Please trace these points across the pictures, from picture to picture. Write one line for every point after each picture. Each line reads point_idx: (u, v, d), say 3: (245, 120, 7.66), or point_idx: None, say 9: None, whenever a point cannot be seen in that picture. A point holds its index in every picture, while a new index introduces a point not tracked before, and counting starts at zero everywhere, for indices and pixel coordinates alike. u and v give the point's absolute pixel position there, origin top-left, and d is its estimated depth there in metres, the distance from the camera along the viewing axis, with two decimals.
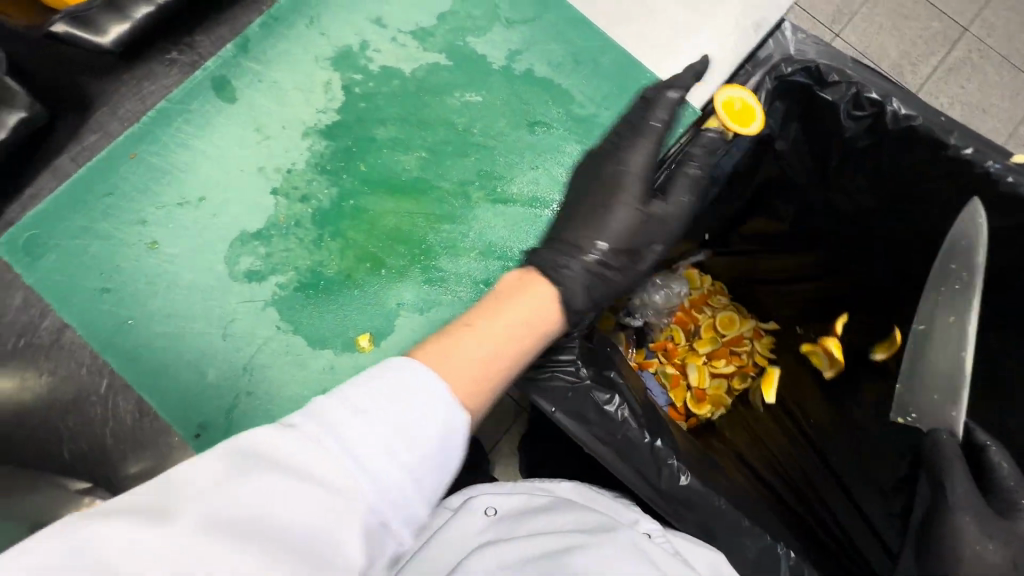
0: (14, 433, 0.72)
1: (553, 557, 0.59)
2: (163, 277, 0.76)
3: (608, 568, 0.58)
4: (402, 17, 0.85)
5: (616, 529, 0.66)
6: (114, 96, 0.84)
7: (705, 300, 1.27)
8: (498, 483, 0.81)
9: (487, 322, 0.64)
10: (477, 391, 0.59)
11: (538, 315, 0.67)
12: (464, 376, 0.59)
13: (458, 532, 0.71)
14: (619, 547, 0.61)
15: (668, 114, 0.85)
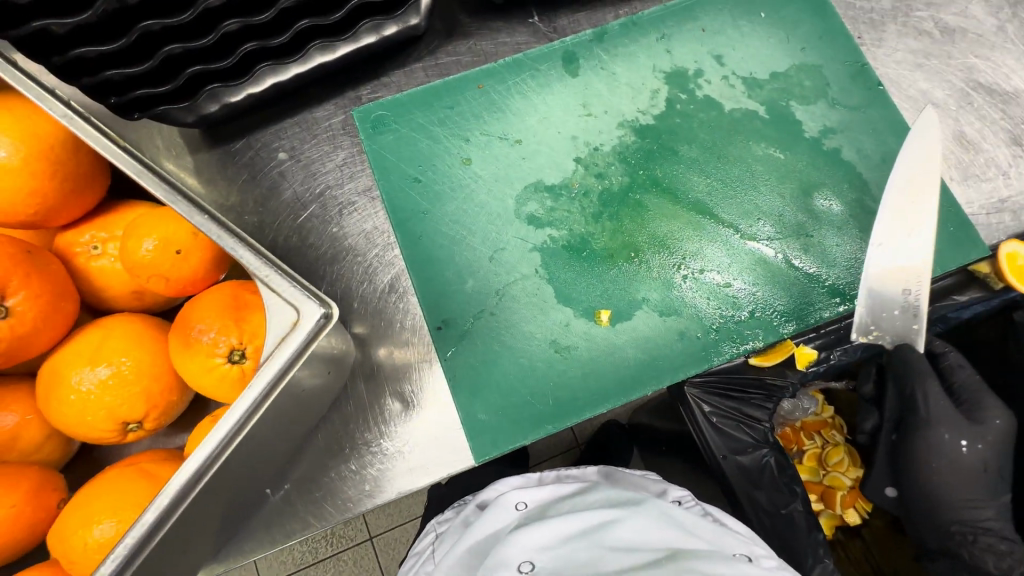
0: (294, 257, 0.91)
1: (587, 538, 0.72)
2: (463, 190, 0.88)
3: (641, 535, 0.72)
4: (741, 63, 0.93)
5: (644, 500, 0.77)
6: (478, 34, 0.97)
7: (820, 428, 1.08)
8: (527, 479, 0.93)
9: None
10: None
11: None
12: None
13: (492, 521, 0.83)
14: (651, 518, 0.74)
15: (955, 241, 0.87)
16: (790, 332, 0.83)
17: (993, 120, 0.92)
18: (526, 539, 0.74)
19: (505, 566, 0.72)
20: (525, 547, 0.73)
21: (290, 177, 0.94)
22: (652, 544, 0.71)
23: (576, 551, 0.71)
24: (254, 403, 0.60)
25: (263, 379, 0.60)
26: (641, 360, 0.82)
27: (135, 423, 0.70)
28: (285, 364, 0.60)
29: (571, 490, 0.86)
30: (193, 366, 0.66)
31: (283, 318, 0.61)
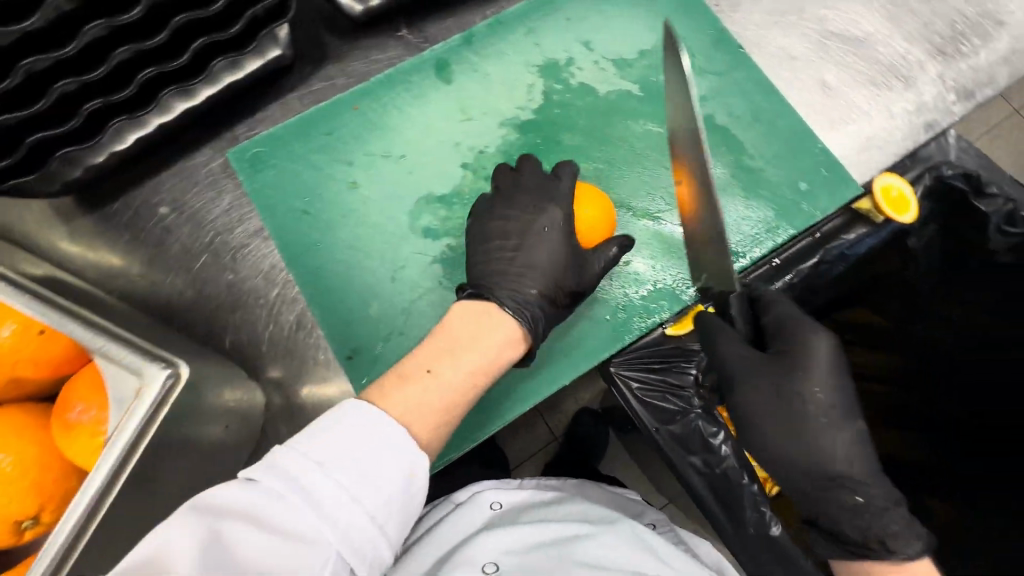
0: (192, 311, 0.88)
1: (561, 548, 0.78)
2: (355, 213, 0.87)
3: (611, 550, 0.80)
4: (609, 45, 0.95)
5: (619, 520, 0.85)
6: (348, 54, 0.96)
7: None
8: (504, 481, 0.95)
9: (471, 346, 0.68)
10: (436, 419, 0.62)
11: (504, 342, 0.71)
12: (421, 410, 0.62)
13: (467, 519, 0.87)
14: (622, 539, 0.82)
15: (829, 184, 0.91)
16: (692, 299, 0.87)
17: (850, 64, 0.97)
18: (494, 542, 0.79)
19: (471, 564, 0.76)
20: (492, 549, 0.79)
21: (175, 231, 0.90)
22: (621, 565, 0.78)
23: (542, 558, 0.77)
24: (101, 488, 0.54)
25: (106, 463, 0.54)
26: (554, 349, 0.86)
27: (30, 520, 0.65)
28: (140, 428, 0.56)
29: (549, 498, 0.92)
30: (77, 448, 0.64)
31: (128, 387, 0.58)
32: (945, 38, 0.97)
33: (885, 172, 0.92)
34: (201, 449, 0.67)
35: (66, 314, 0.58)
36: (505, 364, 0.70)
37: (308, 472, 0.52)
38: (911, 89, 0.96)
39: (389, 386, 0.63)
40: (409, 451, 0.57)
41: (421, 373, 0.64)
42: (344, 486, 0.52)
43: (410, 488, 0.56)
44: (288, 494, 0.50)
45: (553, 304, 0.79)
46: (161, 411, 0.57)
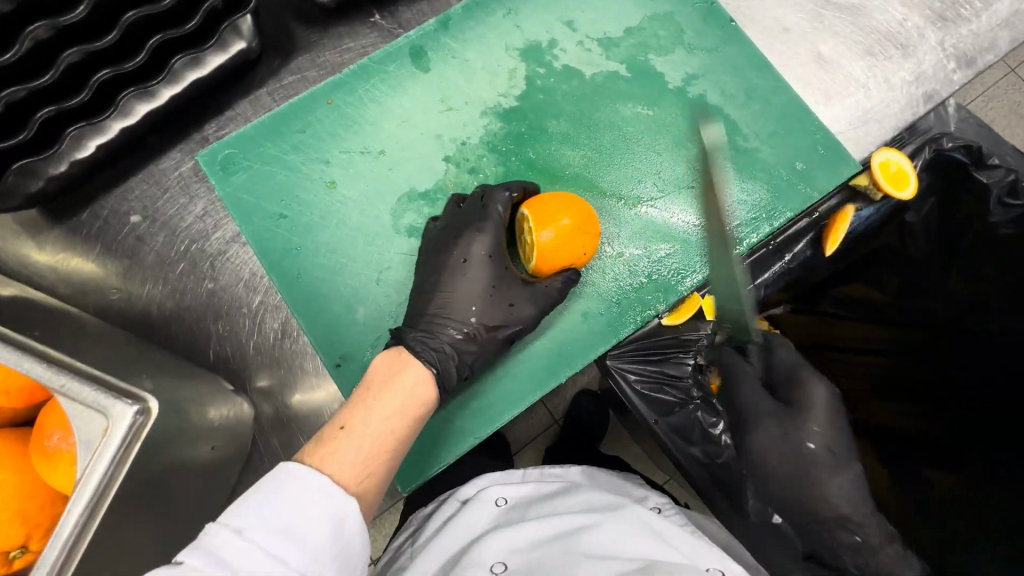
0: (172, 323, 0.85)
1: (566, 542, 0.75)
2: (335, 214, 0.84)
3: (614, 544, 0.74)
4: (593, 24, 0.90)
5: (624, 505, 0.79)
6: (317, 45, 0.91)
7: None
8: (507, 473, 0.92)
9: (385, 394, 0.66)
10: (367, 472, 0.60)
11: (421, 386, 0.68)
12: (347, 468, 0.59)
13: (470, 519, 0.84)
14: (628, 524, 0.77)
15: (827, 162, 0.87)
16: (690, 288, 0.84)
17: (846, 34, 0.91)
18: (502, 541, 0.77)
19: (481, 566, 0.74)
20: (501, 548, 0.77)
21: (148, 241, 0.86)
22: (629, 552, 0.73)
23: (549, 555, 0.74)
24: (77, 529, 0.51)
25: (81, 499, 0.51)
26: (548, 348, 0.83)
27: (18, 549, 0.62)
28: (109, 472, 0.52)
29: (551, 488, 0.88)
30: (57, 476, 0.61)
31: (95, 428, 0.53)
32: (945, 4, 0.92)
33: (884, 146, 0.89)
34: (189, 470, 0.66)
35: (20, 351, 0.54)
36: (425, 405, 0.67)
37: (232, 544, 0.49)
38: (910, 57, 0.91)
39: (306, 453, 0.60)
40: (329, 504, 0.54)
41: (335, 432, 0.61)
42: (271, 550, 0.49)
43: (337, 541, 0.53)
44: (212, 568, 0.47)
45: (469, 338, 0.76)
46: (133, 448, 0.53)
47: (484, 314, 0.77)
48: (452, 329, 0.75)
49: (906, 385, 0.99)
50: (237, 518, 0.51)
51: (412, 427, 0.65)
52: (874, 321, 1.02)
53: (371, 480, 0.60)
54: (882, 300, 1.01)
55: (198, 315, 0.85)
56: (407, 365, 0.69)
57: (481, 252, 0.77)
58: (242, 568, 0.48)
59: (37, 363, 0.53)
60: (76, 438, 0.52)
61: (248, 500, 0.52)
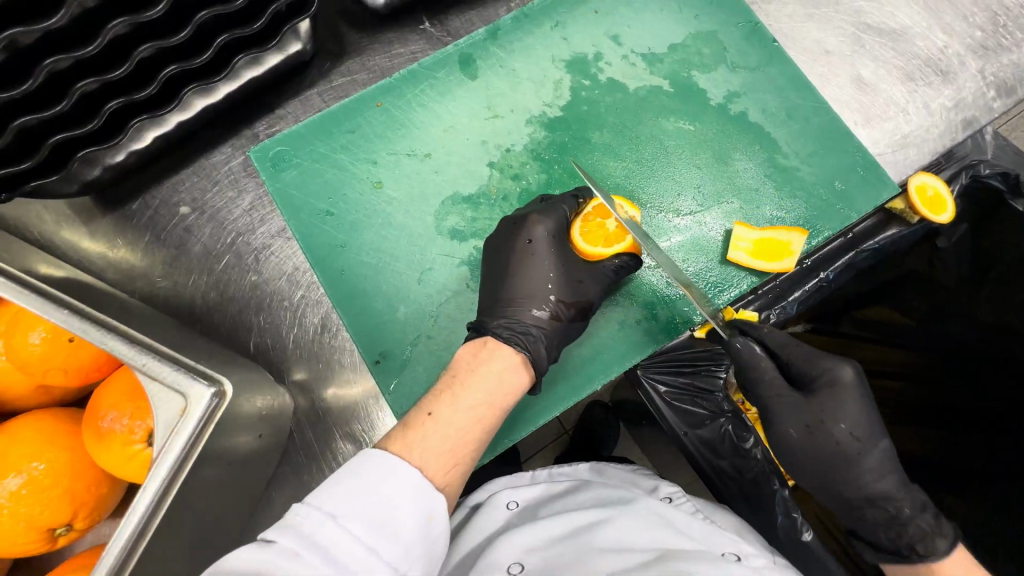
0: (215, 313, 0.86)
1: (579, 539, 0.72)
2: (379, 214, 0.86)
3: (629, 534, 0.72)
4: (637, 39, 0.92)
5: (635, 500, 0.78)
6: (368, 50, 0.93)
7: None
8: (518, 476, 0.91)
9: (473, 386, 0.66)
10: (455, 468, 0.60)
11: (509, 383, 0.69)
12: (438, 458, 0.59)
13: (485, 522, 0.82)
14: (640, 517, 0.74)
15: (867, 184, 0.88)
16: (726, 303, 0.84)
17: (887, 59, 0.92)
18: (517, 540, 0.73)
19: (497, 568, 0.70)
20: (515, 548, 0.72)
21: (195, 231, 0.88)
22: (642, 543, 0.71)
23: (563, 552, 0.70)
24: (151, 505, 0.55)
25: (157, 474, 0.56)
26: (585, 355, 0.84)
27: (64, 527, 0.63)
28: (184, 451, 0.57)
29: (562, 488, 0.88)
30: (109, 458, 0.62)
31: (172, 407, 0.58)
32: (986, 33, 0.93)
33: (920, 171, 0.89)
34: (233, 457, 0.67)
35: (106, 331, 0.57)
36: (510, 396, 0.68)
37: (326, 529, 0.50)
38: (950, 84, 0.91)
39: (392, 439, 0.60)
40: (423, 502, 0.54)
41: (422, 420, 0.62)
42: (364, 541, 0.50)
43: (426, 538, 0.54)
44: (308, 551, 0.48)
45: (555, 319, 0.78)
46: (208, 428, 0.58)
47: (563, 293, 0.79)
48: (535, 311, 0.77)
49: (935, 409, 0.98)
50: (330, 502, 0.51)
51: (496, 418, 0.66)
52: (902, 345, 1.01)
53: (456, 471, 0.60)
54: (908, 324, 1.00)
55: (238, 305, 0.86)
56: (493, 353, 0.71)
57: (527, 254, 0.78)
58: (337, 555, 0.49)
59: (124, 343, 0.56)
60: (156, 416, 0.57)
61: (343, 486, 0.53)
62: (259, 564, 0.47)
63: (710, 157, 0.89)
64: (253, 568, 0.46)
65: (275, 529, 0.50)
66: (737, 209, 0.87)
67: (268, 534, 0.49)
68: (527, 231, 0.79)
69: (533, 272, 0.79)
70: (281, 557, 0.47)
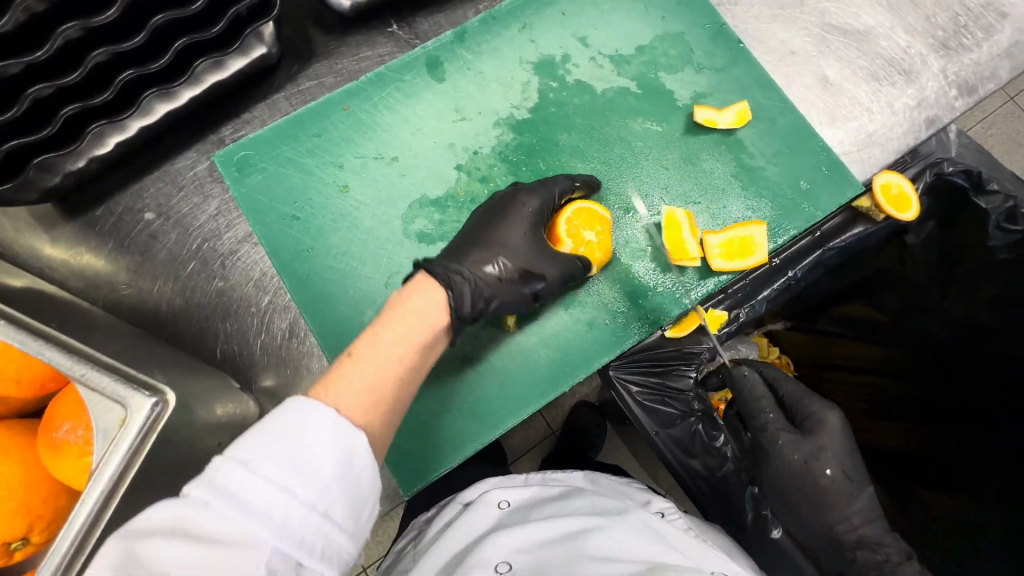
0: (181, 320, 0.85)
1: (570, 545, 0.72)
2: (347, 219, 0.87)
3: (621, 547, 0.71)
4: (605, 41, 0.92)
5: (629, 511, 0.77)
6: (334, 53, 0.92)
7: None
8: (508, 478, 0.90)
9: (393, 323, 0.66)
10: (376, 405, 0.59)
11: (432, 317, 0.68)
12: (358, 397, 0.58)
13: (475, 521, 0.81)
14: (632, 527, 0.74)
15: (830, 182, 0.90)
16: (692, 303, 0.86)
17: (852, 59, 0.93)
18: (506, 541, 0.74)
19: (483, 566, 0.71)
20: (504, 547, 0.74)
21: (160, 237, 0.86)
22: (633, 555, 0.71)
23: (553, 556, 0.71)
24: (91, 516, 0.54)
25: (97, 487, 0.54)
26: (552, 357, 0.85)
27: (20, 541, 0.61)
28: (122, 464, 0.55)
29: (555, 492, 0.87)
30: (65, 470, 0.61)
31: (114, 417, 0.57)
32: (949, 32, 0.94)
33: (885, 169, 0.89)
34: (195, 466, 0.67)
35: (45, 341, 0.56)
36: (433, 330, 0.67)
37: (238, 475, 0.48)
38: (913, 83, 0.92)
39: (315, 384, 0.60)
40: (339, 435, 0.53)
41: (341, 361, 0.62)
42: (276, 481, 0.49)
43: (346, 472, 0.52)
44: (217, 500, 0.47)
45: (502, 276, 0.78)
46: (149, 439, 0.56)
47: (516, 256, 0.80)
48: (485, 264, 0.78)
49: (932, 405, 0.97)
50: (241, 450, 0.50)
51: (419, 354, 0.66)
52: (874, 341, 1.01)
53: (378, 409, 0.59)
54: (882, 322, 1.00)
55: (203, 313, 0.85)
56: (421, 289, 0.70)
57: (509, 253, 0.79)
58: (248, 500, 0.47)
59: (62, 353, 0.55)
60: (95, 427, 0.56)
61: (256, 433, 0.51)
62: (173, 520, 0.47)
63: (675, 158, 0.90)
64: (167, 525, 0.46)
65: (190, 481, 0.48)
66: (704, 209, 0.89)
67: (184, 489, 0.48)
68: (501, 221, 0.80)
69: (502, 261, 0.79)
70: (195, 510, 0.47)
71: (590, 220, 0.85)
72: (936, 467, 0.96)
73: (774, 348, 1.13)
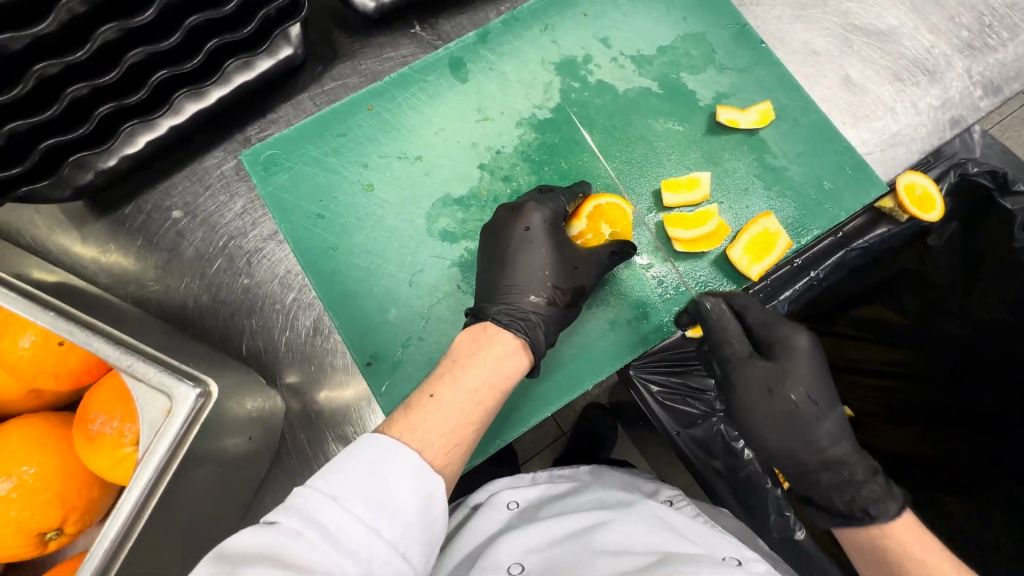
0: (208, 316, 0.86)
1: (580, 540, 0.72)
2: (371, 217, 0.88)
3: (630, 539, 0.71)
4: (626, 42, 0.93)
5: (635, 504, 0.78)
6: (358, 54, 0.93)
7: None
8: (517, 478, 0.91)
9: (471, 367, 0.67)
10: (455, 451, 0.61)
11: (509, 365, 0.70)
12: (437, 441, 0.60)
13: (485, 522, 0.81)
14: (639, 519, 0.74)
15: (855, 182, 0.89)
16: None
17: (874, 59, 0.93)
18: (516, 542, 0.73)
19: (496, 568, 0.70)
20: (515, 548, 0.73)
21: (187, 234, 0.88)
22: (643, 546, 0.70)
23: (565, 552, 0.70)
24: (137, 501, 0.55)
25: (144, 475, 0.56)
26: (575, 356, 0.85)
27: (54, 531, 0.63)
28: (167, 452, 0.57)
29: (562, 490, 0.87)
30: (100, 462, 0.62)
31: (158, 408, 0.59)
32: (973, 32, 0.93)
33: (909, 170, 0.89)
34: (224, 459, 0.67)
35: (90, 332, 0.58)
36: (511, 377, 0.69)
37: (329, 509, 0.50)
38: (937, 83, 0.91)
39: (394, 422, 0.61)
40: (421, 481, 0.55)
41: (424, 402, 0.63)
42: (365, 520, 0.50)
43: (425, 517, 0.54)
44: (311, 531, 0.48)
45: (553, 304, 0.79)
46: (192, 430, 0.58)
47: (560, 280, 0.80)
48: (535, 296, 0.78)
49: (945, 412, 0.97)
50: (330, 484, 0.51)
51: (497, 400, 0.67)
52: (892, 343, 1.01)
53: (456, 452, 0.61)
54: (900, 324, 0.99)
55: (227, 309, 0.86)
56: (494, 336, 0.72)
57: (528, 245, 0.80)
58: (342, 537, 0.49)
59: (110, 343, 0.57)
60: (142, 417, 0.57)
61: (338, 468, 0.53)
62: (264, 545, 0.47)
63: (696, 159, 0.90)
64: (258, 549, 0.47)
65: (277, 510, 0.50)
66: (726, 210, 0.89)
67: (270, 516, 0.49)
68: (526, 219, 0.80)
69: (528, 258, 0.80)
70: (285, 537, 0.48)
71: (612, 214, 0.86)
72: (945, 473, 0.96)
73: None
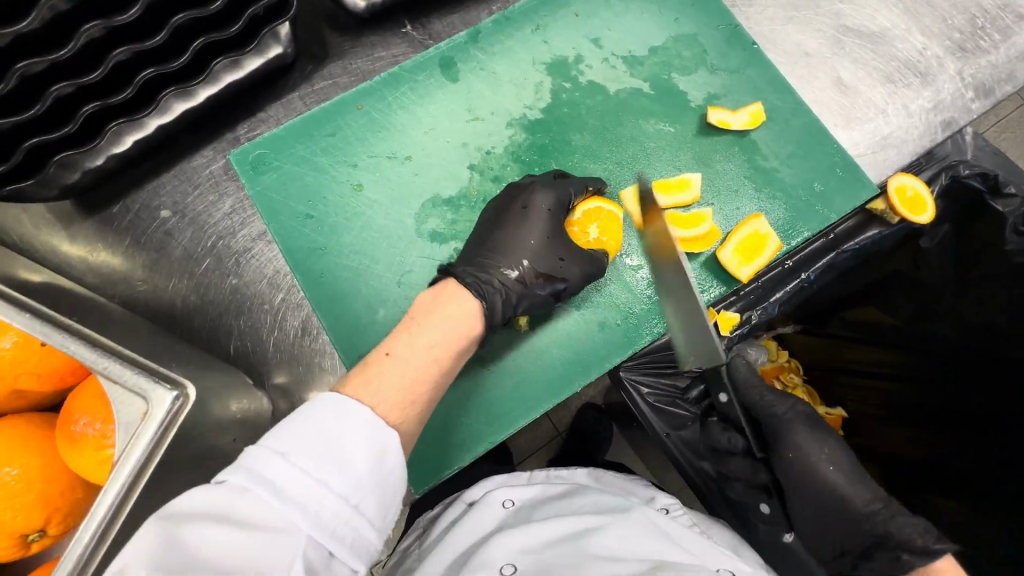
0: (196, 317, 0.86)
1: (573, 544, 0.71)
2: (361, 217, 0.87)
3: (625, 545, 0.71)
4: (618, 42, 0.92)
5: (630, 508, 0.77)
6: (348, 53, 0.92)
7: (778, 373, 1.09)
8: (513, 476, 0.90)
9: (426, 325, 0.68)
10: (409, 409, 0.61)
11: (465, 324, 0.70)
12: (391, 399, 0.60)
13: (479, 521, 0.81)
14: (634, 525, 0.74)
15: (845, 184, 0.89)
16: (706, 304, 0.86)
17: (866, 61, 0.92)
18: (510, 542, 0.73)
19: (488, 567, 0.70)
20: (508, 548, 0.72)
21: (175, 234, 0.88)
22: (636, 554, 0.71)
23: (558, 556, 0.70)
24: (114, 506, 0.54)
25: (119, 478, 0.55)
26: (563, 357, 0.85)
27: (37, 532, 0.62)
28: (145, 453, 0.56)
29: (558, 491, 0.86)
30: (82, 463, 0.62)
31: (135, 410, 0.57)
32: (965, 34, 0.93)
33: (901, 171, 0.89)
34: (208, 461, 0.67)
35: (68, 334, 0.57)
36: (467, 336, 0.69)
37: (275, 465, 0.49)
38: (929, 85, 0.91)
39: (349, 380, 0.61)
40: (373, 434, 0.55)
41: (379, 360, 0.63)
42: (314, 473, 0.50)
43: (377, 472, 0.53)
44: (256, 486, 0.48)
45: (522, 281, 0.79)
46: (169, 433, 0.57)
47: (536, 262, 0.81)
48: (506, 271, 0.78)
49: (938, 414, 0.96)
50: (278, 441, 0.51)
51: (452, 358, 0.67)
52: (885, 344, 1.00)
53: (411, 409, 0.62)
54: (893, 326, 1.00)
55: (216, 309, 0.86)
56: (452, 296, 0.72)
57: (516, 245, 0.80)
58: (289, 489, 0.49)
59: (85, 346, 0.57)
60: (117, 421, 0.56)
61: (289, 426, 0.53)
62: (211, 505, 0.47)
63: (687, 160, 0.90)
64: (204, 510, 0.47)
65: (225, 470, 0.50)
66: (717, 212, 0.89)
67: (218, 476, 0.49)
68: (518, 212, 0.80)
69: (515, 257, 0.80)
70: (230, 494, 0.48)
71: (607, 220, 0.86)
72: (942, 476, 0.94)
73: (784, 351, 1.12)
